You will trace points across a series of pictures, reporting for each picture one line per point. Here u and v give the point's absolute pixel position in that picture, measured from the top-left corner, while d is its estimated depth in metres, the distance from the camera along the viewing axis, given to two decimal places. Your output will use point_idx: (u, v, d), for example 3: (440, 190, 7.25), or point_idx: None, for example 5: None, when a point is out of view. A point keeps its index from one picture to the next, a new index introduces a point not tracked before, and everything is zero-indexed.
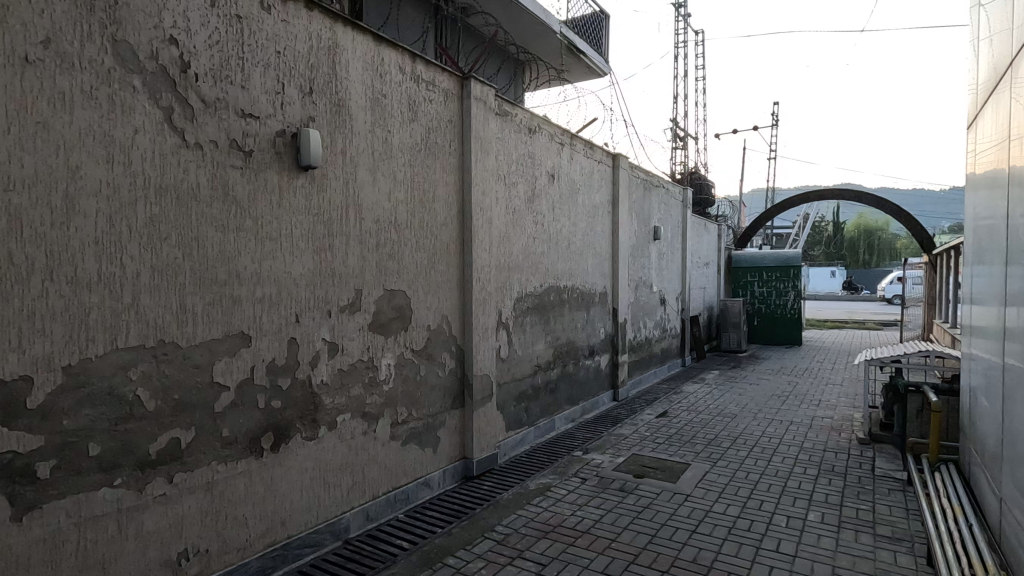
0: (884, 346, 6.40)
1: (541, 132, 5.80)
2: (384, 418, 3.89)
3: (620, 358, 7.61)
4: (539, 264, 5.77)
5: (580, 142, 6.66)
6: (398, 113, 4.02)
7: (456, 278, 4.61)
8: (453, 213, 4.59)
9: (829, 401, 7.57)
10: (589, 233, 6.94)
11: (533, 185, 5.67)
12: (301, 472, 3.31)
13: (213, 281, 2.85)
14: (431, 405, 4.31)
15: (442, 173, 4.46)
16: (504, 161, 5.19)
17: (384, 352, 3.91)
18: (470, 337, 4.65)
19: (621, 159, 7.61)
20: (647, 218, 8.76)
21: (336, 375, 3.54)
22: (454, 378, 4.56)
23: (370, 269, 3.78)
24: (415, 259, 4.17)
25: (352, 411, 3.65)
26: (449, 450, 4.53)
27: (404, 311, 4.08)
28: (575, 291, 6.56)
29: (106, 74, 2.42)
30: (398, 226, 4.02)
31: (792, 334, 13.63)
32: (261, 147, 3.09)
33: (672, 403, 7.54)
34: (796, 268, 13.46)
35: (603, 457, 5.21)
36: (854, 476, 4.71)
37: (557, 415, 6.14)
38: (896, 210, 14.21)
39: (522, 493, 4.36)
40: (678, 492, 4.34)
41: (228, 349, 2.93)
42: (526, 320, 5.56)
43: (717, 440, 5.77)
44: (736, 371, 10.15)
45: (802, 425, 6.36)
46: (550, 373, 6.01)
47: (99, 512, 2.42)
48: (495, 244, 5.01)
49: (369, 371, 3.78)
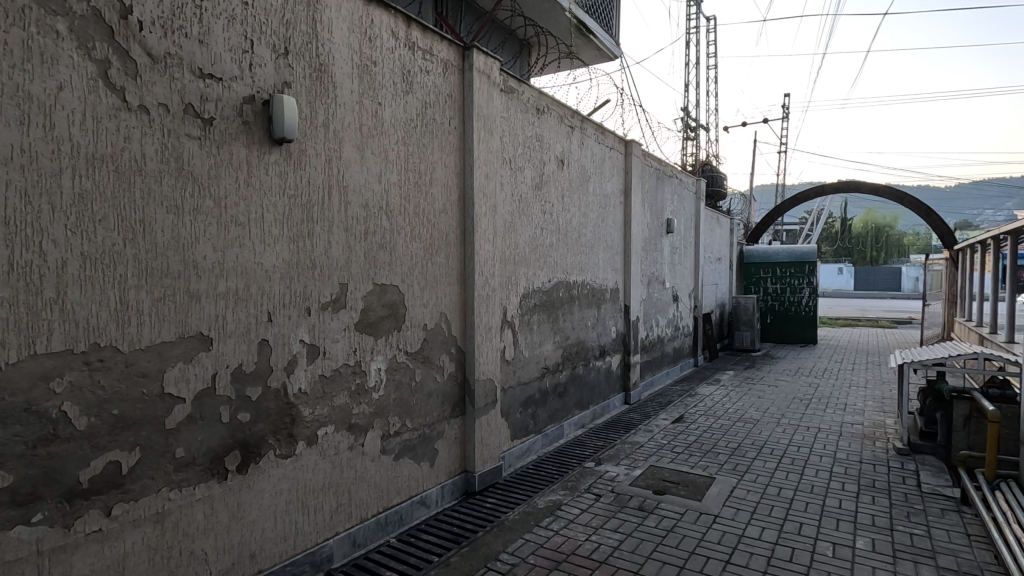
0: (920, 347, 5.90)
1: (549, 113, 5.32)
2: (374, 430, 3.43)
3: (632, 359, 7.13)
4: (548, 257, 5.30)
5: (591, 127, 6.17)
6: (391, 83, 3.54)
7: (456, 272, 4.14)
8: (453, 199, 4.11)
9: (855, 405, 7.07)
10: (601, 224, 6.46)
11: (541, 171, 5.19)
12: (275, 496, 2.85)
13: (163, 273, 2.38)
14: (427, 415, 3.84)
15: (440, 154, 3.98)
16: (510, 143, 4.71)
17: (374, 355, 3.44)
18: (471, 338, 4.17)
19: (634, 146, 7.13)
20: (660, 209, 8.28)
21: (317, 383, 3.08)
22: (454, 383, 4.10)
23: (357, 262, 3.31)
24: (409, 250, 3.70)
25: (336, 423, 3.18)
26: (449, 465, 4.07)
27: (397, 309, 3.61)
28: (585, 287, 6.09)
29: (18, 14, 1.95)
30: (390, 213, 3.55)
31: (807, 333, 13.12)
32: (225, 115, 2.61)
33: (687, 407, 7.05)
34: (812, 265, 13.00)
35: (618, 469, 4.73)
36: (899, 492, 4.23)
37: (566, 422, 5.67)
38: (915, 203, 13.64)
39: (529, 512, 3.89)
40: (705, 513, 3.87)
41: (182, 353, 2.46)
42: (534, 318, 5.08)
43: (740, 449, 5.29)
44: (751, 372, 9.65)
45: (831, 431, 5.87)
46: (558, 375, 5.54)
47: (11, 557, 1.95)
48: (500, 235, 4.53)
49: (356, 378, 3.32)
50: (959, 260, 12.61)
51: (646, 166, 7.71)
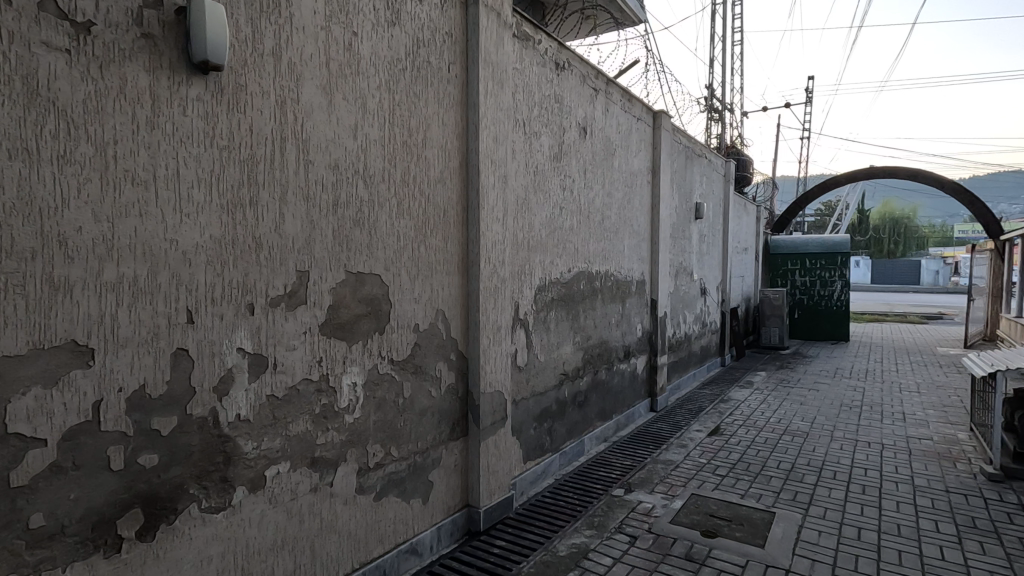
0: (1007, 351, 4.98)
1: (570, 70, 4.46)
2: (347, 464, 2.61)
3: (659, 360, 6.29)
4: (567, 243, 4.45)
5: (616, 91, 5.30)
6: (371, 9, 2.69)
7: (457, 259, 3.30)
8: (453, 167, 3.27)
9: (914, 415, 6.19)
10: (627, 205, 5.60)
11: (560, 138, 4.34)
12: (201, 568, 2.03)
13: (2, 251, 1.56)
14: (419, 439, 3.02)
15: (437, 109, 3.14)
16: (524, 102, 3.86)
17: (348, 367, 2.62)
18: (476, 341, 3.34)
19: (663, 117, 6.26)
20: (689, 192, 7.40)
21: (264, 407, 2.26)
22: (454, 397, 3.28)
23: (323, 242, 2.48)
24: (396, 229, 2.87)
25: (293, 459, 2.37)
26: (447, 499, 3.25)
27: (380, 306, 2.79)
28: (609, 279, 5.24)
29: None
30: (369, 180, 2.71)
31: (839, 329, 12.21)
32: (113, 22, 1.78)
33: (722, 416, 6.19)
34: (844, 256, 12.09)
35: (653, 499, 3.90)
36: (1013, 537, 3.38)
37: (586, 436, 4.83)
38: (957, 189, 12.64)
39: (549, 563, 3.07)
40: (775, 566, 3.04)
41: (42, 373, 1.65)
42: (551, 315, 4.26)
43: (796, 471, 4.44)
44: (786, 372, 8.78)
45: (898, 449, 5.00)
46: (578, 382, 4.71)
47: None
48: (512, 213, 3.68)
49: (322, 398, 2.50)
50: (1006, 252, 11.62)
51: (675, 142, 6.82)
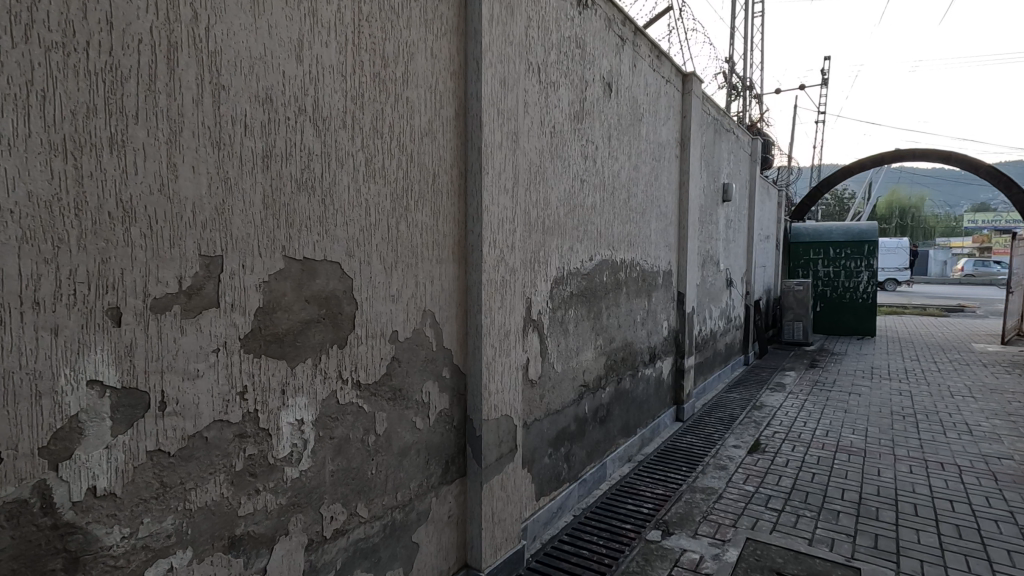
0: None
1: (594, 9, 3.59)
2: (290, 537, 1.79)
3: (686, 363, 5.47)
4: (589, 224, 3.61)
5: (644, 44, 4.43)
6: None
7: (451, 243, 2.46)
8: (447, 119, 2.43)
9: (979, 426, 5.38)
10: (654, 181, 4.74)
11: (582, 94, 3.48)
12: None
13: None
14: (398, 487, 2.21)
15: (423, 35, 2.28)
16: (541, 41, 3.00)
17: (290, 397, 1.79)
18: (477, 352, 2.52)
19: (694, 81, 5.39)
20: (717, 171, 6.54)
21: (146, 469, 1.43)
22: (447, 427, 2.46)
23: (245, 213, 1.64)
24: (363, 199, 2.02)
25: (198, 543, 1.55)
26: (438, 562, 2.44)
27: (341, 307, 1.95)
28: (635, 268, 4.41)
29: None
30: (324, 127, 1.87)
31: (863, 325, 11.48)
32: None
33: (759, 427, 5.38)
34: (871, 245, 11.25)
35: (699, 547, 3.09)
36: None
37: (608, 458, 4.01)
38: (993, 173, 11.72)
39: None
40: None
41: None
42: (569, 314, 3.42)
43: (868, 505, 3.63)
44: (818, 373, 7.96)
45: (980, 472, 4.20)
46: (600, 393, 3.89)
47: None
48: (524, 183, 2.84)
49: (248, 445, 1.67)
50: None
51: (703, 112, 5.96)
